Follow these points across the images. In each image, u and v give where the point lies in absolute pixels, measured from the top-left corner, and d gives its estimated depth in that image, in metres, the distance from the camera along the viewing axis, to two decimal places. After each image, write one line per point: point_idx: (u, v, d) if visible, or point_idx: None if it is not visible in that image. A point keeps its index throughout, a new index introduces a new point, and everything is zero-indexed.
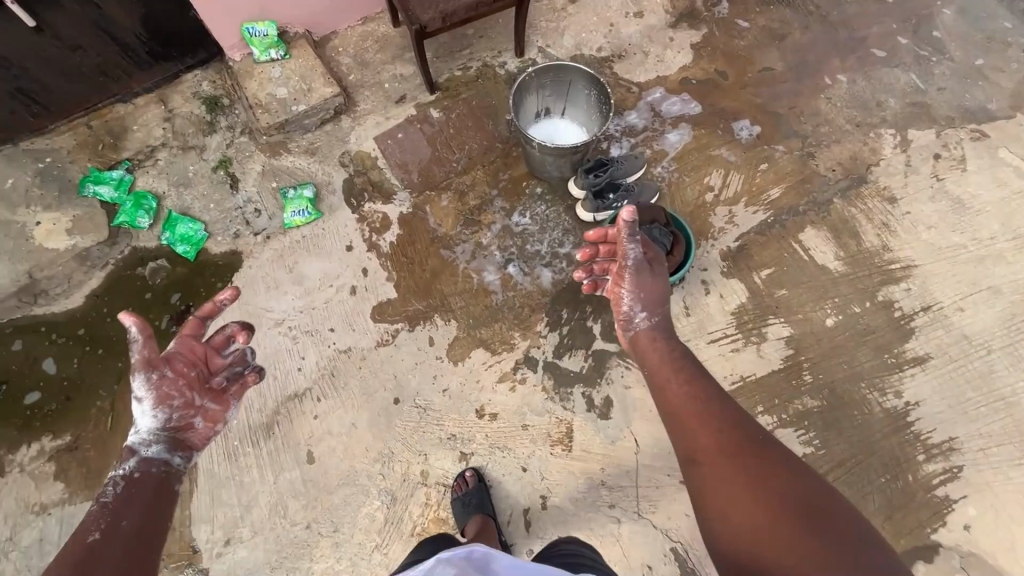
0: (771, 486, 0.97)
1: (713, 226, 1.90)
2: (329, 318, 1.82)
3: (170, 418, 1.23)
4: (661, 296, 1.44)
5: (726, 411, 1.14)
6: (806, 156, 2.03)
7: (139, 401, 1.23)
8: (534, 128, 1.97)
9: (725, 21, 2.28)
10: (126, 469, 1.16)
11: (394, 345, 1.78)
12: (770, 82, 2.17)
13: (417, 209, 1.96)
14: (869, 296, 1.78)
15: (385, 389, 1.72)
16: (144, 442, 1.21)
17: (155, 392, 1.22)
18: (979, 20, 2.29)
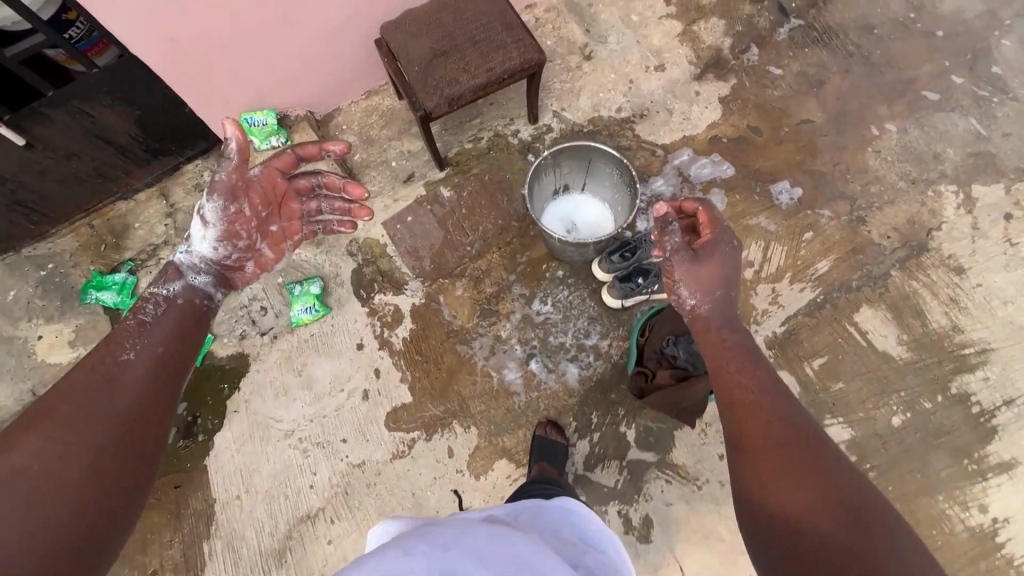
0: (807, 485, 0.95)
1: (756, 308, 1.72)
2: (341, 428, 1.70)
3: (222, 248, 1.34)
4: (715, 286, 1.33)
5: (785, 411, 1.11)
6: (856, 220, 1.83)
7: (202, 216, 1.32)
8: (552, 207, 1.82)
9: (756, 69, 2.09)
10: (172, 289, 1.30)
11: (410, 458, 1.65)
12: (810, 136, 1.98)
13: (430, 299, 1.83)
14: (941, 388, 1.58)
15: (402, 508, 1.61)
16: (193, 262, 1.34)
17: (223, 222, 1.32)
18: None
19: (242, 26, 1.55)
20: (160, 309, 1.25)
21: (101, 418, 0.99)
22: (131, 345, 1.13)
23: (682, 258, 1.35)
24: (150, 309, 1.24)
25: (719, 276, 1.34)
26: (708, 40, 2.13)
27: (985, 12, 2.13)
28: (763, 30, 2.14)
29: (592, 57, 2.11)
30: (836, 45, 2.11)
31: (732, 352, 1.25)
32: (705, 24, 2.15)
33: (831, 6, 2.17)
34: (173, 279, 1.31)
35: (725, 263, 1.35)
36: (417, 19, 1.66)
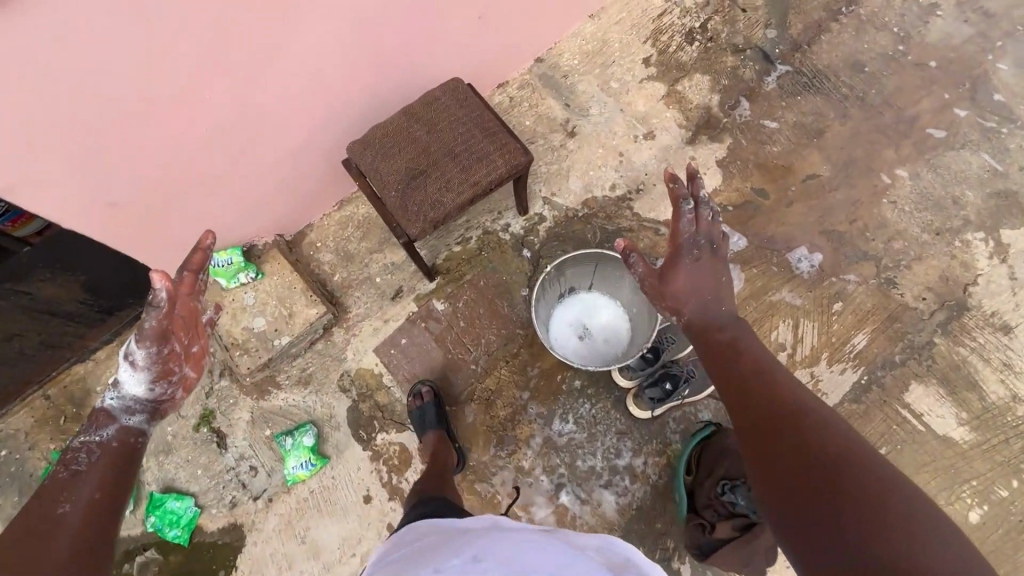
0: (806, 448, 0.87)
1: None
2: None
3: (162, 387, 1.07)
4: (691, 292, 1.23)
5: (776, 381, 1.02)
6: (888, 282, 1.69)
7: (129, 361, 1.04)
8: (560, 310, 1.66)
9: (750, 125, 1.97)
10: (102, 436, 0.99)
11: None
12: (820, 193, 1.85)
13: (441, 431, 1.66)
14: (1011, 471, 1.46)
15: None
16: (125, 403, 1.04)
17: (159, 361, 1.05)
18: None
19: (197, 175, 1.39)
20: (96, 457, 0.94)
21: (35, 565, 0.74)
22: (63, 493, 0.85)
23: (647, 274, 1.30)
24: (84, 454, 0.94)
25: (697, 280, 1.23)
26: (695, 99, 2.01)
27: (978, 34, 2.04)
28: (750, 81, 2.03)
29: (576, 133, 1.98)
30: (829, 88, 2.00)
31: (722, 338, 1.16)
32: (689, 82, 2.03)
33: (817, 46, 2.06)
34: (105, 424, 1.00)
35: (702, 266, 1.24)
36: (384, 134, 1.49)
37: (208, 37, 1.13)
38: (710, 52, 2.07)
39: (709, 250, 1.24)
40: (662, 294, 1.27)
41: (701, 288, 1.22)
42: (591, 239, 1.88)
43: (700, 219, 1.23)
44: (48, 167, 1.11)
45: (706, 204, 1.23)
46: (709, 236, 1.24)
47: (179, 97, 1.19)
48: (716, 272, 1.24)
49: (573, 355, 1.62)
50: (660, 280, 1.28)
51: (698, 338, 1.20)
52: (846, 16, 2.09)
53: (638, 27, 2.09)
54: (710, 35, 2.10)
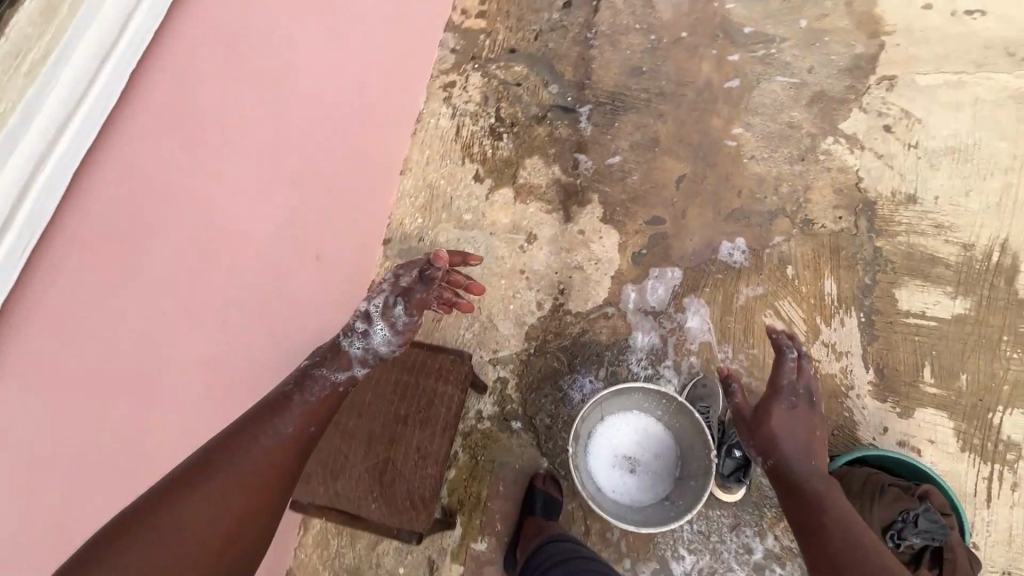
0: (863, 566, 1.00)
1: (835, 375, 1.59)
2: None
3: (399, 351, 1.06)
4: (787, 439, 1.19)
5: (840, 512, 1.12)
6: (806, 226, 1.78)
7: (389, 322, 1.03)
8: (594, 463, 1.49)
9: (600, 173, 2.00)
10: (336, 378, 1.02)
11: None
12: (697, 189, 1.91)
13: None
14: (1016, 306, 1.59)
15: None
16: (362, 353, 1.05)
17: (409, 329, 1.05)
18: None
19: (264, 334, 1.28)
20: (318, 398, 1.00)
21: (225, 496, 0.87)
22: (267, 423, 0.95)
23: (743, 407, 1.26)
24: (314, 387, 1.01)
25: (794, 431, 1.20)
26: (542, 185, 2.01)
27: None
28: (569, 138, 2.07)
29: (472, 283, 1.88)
30: (630, 102, 2.09)
31: (803, 479, 1.17)
32: (526, 174, 2.03)
33: (595, 75, 2.15)
34: (343, 367, 1.03)
35: (799, 417, 1.22)
36: (319, 466, 1.22)
37: (232, 171, 1.08)
38: (522, 135, 2.09)
39: (806, 402, 1.23)
40: (756, 433, 1.22)
41: (793, 441, 1.19)
42: (559, 364, 1.75)
43: (804, 373, 1.23)
44: (133, 405, 0.95)
45: (806, 356, 1.24)
46: (807, 388, 1.23)
47: (223, 250, 1.10)
48: (811, 429, 1.21)
49: (639, 492, 1.47)
50: (755, 418, 1.23)
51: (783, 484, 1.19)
52: (594, 38, 2.20)
53: (448, 158, 2.08)
54: (509, 123, 2.12)
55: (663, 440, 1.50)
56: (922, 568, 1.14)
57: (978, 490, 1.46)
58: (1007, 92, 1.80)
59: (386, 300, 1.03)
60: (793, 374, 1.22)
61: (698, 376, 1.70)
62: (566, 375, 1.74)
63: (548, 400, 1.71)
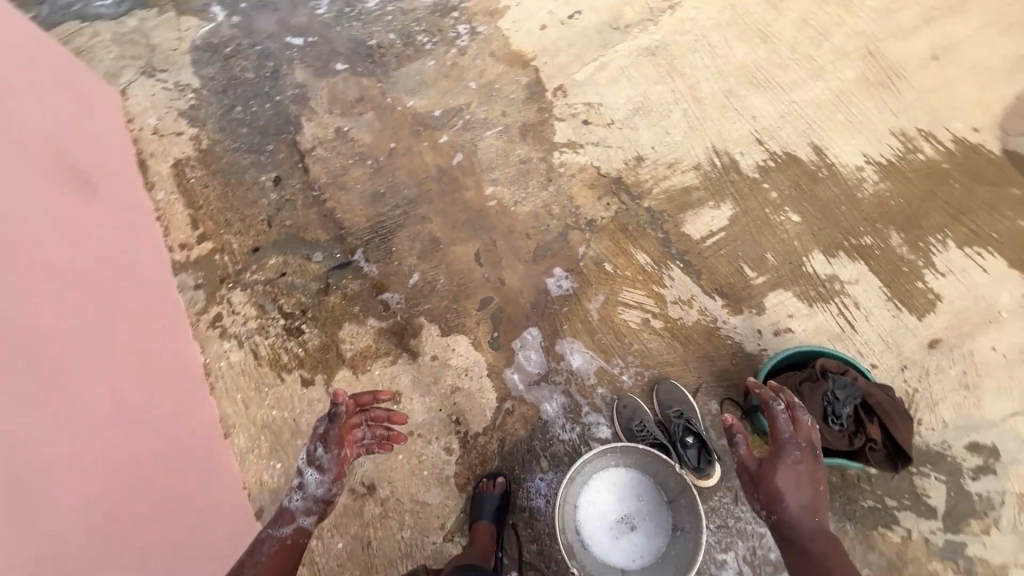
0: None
1: (699, 319, 1.78)
2: None
3: (330, 487, 1.42)
4: (791, 494, 1.17)
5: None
6: (592, 226, 1.97)
7: (317, 466, 1.44)
8: (602, 550, 1.45)
9: (411, 296, 1.98)
10: (282, 531, 1.36)
11: None
12: (496, 255, 1.99)
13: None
14: (756, 183, 1.92)
15: None
16: (305, 501, 1.42)
17: (331, 466, 1.43)
18: (425, 75, 2.33)
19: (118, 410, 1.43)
20: (267, 547, 1.32)
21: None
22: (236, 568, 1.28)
23: (748, 461, 1.22)
24: (265, 543, 1.33)
25: (798, 485, 1.18)
26: (371, 344, 1.93)
27: (374, 105, 2.31)
28: (364, 287, 2.02)
29: (376, 481, 1.70)
30: (392, 223, 2.12)
31: (809, 538, 1.15)
32: (351, 346, 1.95)
33: (345, 220, 2.15)
34: (289, 521, 1.38)
35: (801, 472, 1.19)
36: None
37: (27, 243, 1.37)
38: (320, 316, 2.00)
39: (808, 455, 1.21)
40: (763, 487, 1.19)
41: (795, 492, 1.18)
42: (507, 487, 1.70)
43: (800, 423, 1.22)
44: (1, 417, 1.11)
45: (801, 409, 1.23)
46: (806, 440, 1.21)
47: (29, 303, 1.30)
48: (816, 483, 1.19)
49: (654, 539, 1.45)
50: (761, 475, 1.20)
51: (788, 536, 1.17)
52: (322, 192, 2.20)
53: (268, 385, 1.93)
54: (301, 313, 2.02)
55: (637, 480, 1.50)
56: (867, 425, 1.28)
57: (842, 325, 1.70)
58: (636, 49, 2.21)
59: (309, 450, 1.44)
60: (789, 427, 1.21)
61: (614, 401, 1.73)
62: (516, 494, 1.68)
63: (521, 530, 1.66)
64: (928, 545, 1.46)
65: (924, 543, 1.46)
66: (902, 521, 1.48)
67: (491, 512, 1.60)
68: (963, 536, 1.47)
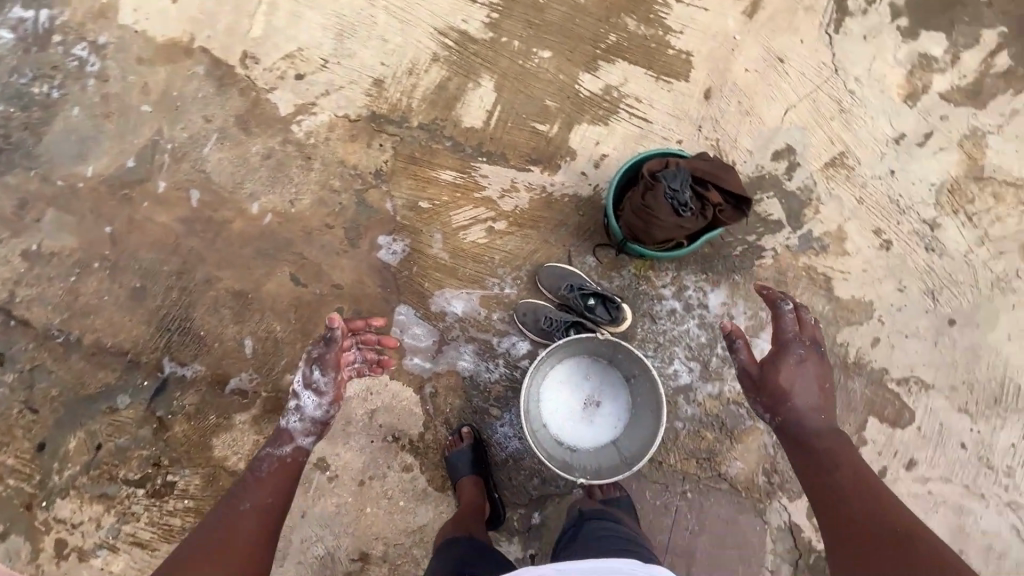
0: (890, 526, 0.99)
1: (532, 197, 1.71)
2: (960, 480, 1.43)
3: (328, 409, 1.42)
4: (800, 392, 1.20)
5: (860, 467, 1.12)
6: (383, 176, 1.78)
7: (314, 389, 1.40)
8: (590, 441, 1.47)
9: (254, 362, 1.73)
10: (282, 450, 1.39)
11: (922, 390, 1.48)
12: (313, 266, 1.77)
13: (757, 484, 1.50)
14: (494, 42, 1.79)
15: (962, 360, 1.48)
16: (303, 422, 1.42)
17: (329, 388, 1.41)
18: (81, 131, 1.81)
19: None
20: (266, 466, 1.37)
21: (219, 559, 1.16)
22: (240, 496, 1.31)
23: (753, 365, 1.26)
24: (264, 463, 1.38)
25: (805, 383, 1.21)
26: (256, 442, 1.69)
27: (47, 200, 1.78)
28: (199, 389, 1.72)
29: (366, 546, 1.55)
30: (177, 308, 1.76)
31: (816, 432, 1.19)
32: (232, 456, 1.68)
33: (127, 342, 1.74)
34: (288, 439, 1.41)
35: (807, 369, 1.22)
36: None
37: None
38: (178, 455, 1.67)
39: (813, 353, 1.24)
40: (767, 389, 1.23)
41: (800, 390, 1.21)
42: None
43: (804, 323, 1.25)
44: None
45: (800, 306, 1.26)
46: (812, 338, 1.25)
47: None
48: (823, 380, 1.22)
49: (624, 401, 1.48)
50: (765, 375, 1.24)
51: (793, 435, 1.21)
52: (73, 333, 1.74)
53: None
54: (155, 467, 1.67)
55: (581, 362, 1.52)
56: (707, 194, 1.33)
57: (639, 118, 1.71)
58: None
59: (305, 373, 1.40)
60: (795, 326, 1.25)
61: (513, 314, 1.66)
62: (491, 454, 1.59)
63: (519, 476, 1.57)
64: (789, 251, 1.57)
65: (786, 251, 1.57)
66: (765, 244, 1.57)
67: (469, 465, 1.52)
68: (805, 226, 1.57)
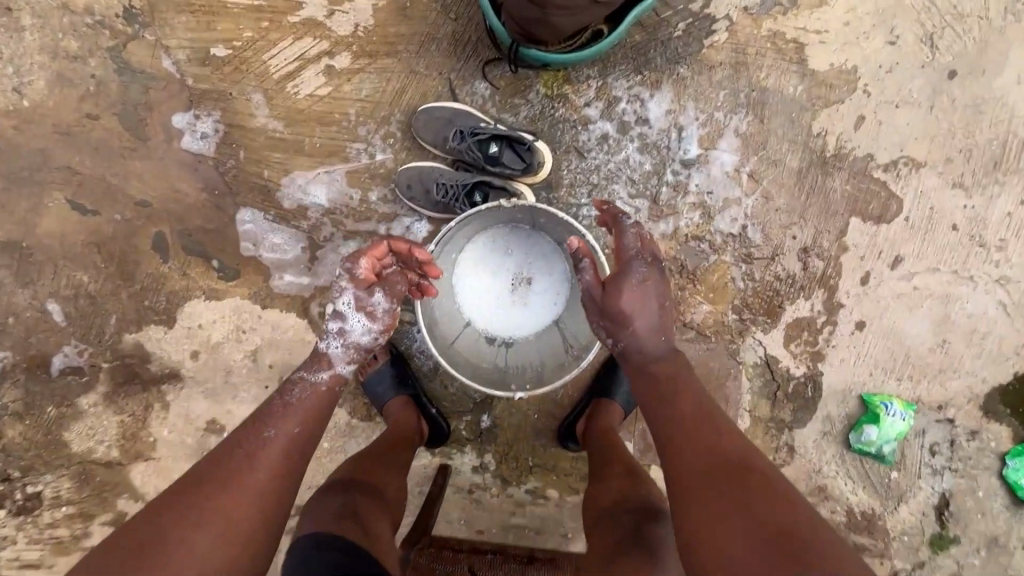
0: (761, 505, 0.64)
1: (376, 5, 1.12)
2: (948, 266, 1.23)
3: (380, 338, 0.96)
4: (645, 314, 0.88)
5: (703, 405, 0.81)
6: (139, 17, 1.14)
7: (364, 310, 0.94)
8: (527, 324, 1.16)
9: (77, 330, 1.26)
10: (317, 376, 0.91)
11: (913, 172, 1.19)
12: (95, 181, 1.21)
13: (728, 325, 1.26)
14: None
15: (961, 123, 1.17)
16: (346, 348, 0.94)
17: (386, 312, 0.95)
18: None
19: None
20: (299, 392, 0.89)
21: (225, 502, 0.75)
22: (273, 417, 0.85)
23: (596, 287, 0.90)
24: (297, 389, 0.89)
25: (652, 303, 0.89)
26: (120, 423, 1.29)
27: None
28: (16, 380, 1.27)
29: (300, 499, 1.31)
30: None
31: (655, 364, 0.87)
32: (100, 446, 1.29)
33: None
34: (319, 367, 0.92)
35: (655, 288, 0.90)
36: None
37: None
38: (21, 462, 1.28)
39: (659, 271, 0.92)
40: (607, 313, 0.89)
41: (649, 313, 0.88)
42: None
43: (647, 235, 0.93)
44: None
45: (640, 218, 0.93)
46: (655, 253, 0.92)
47: None
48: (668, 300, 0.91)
49: (556, 264, 1.15)
50: (609, 302, 0.88)
51: (635, 373, 0.88)
52: None
53: None
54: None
55: (492, 228, 1.14)
56: None
57: None
58: None
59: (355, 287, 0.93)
60: (635, 241, 0.91)
61: (396, 190, 1.19)
62: (417, 366, 1.28)
63: (455, 383, 1.29)
64: (749, 15, 1.12)
65: (744, 18, 1.12)
66: (716, 13, 1.11)
67: (391, 385, 1.21)
68: None
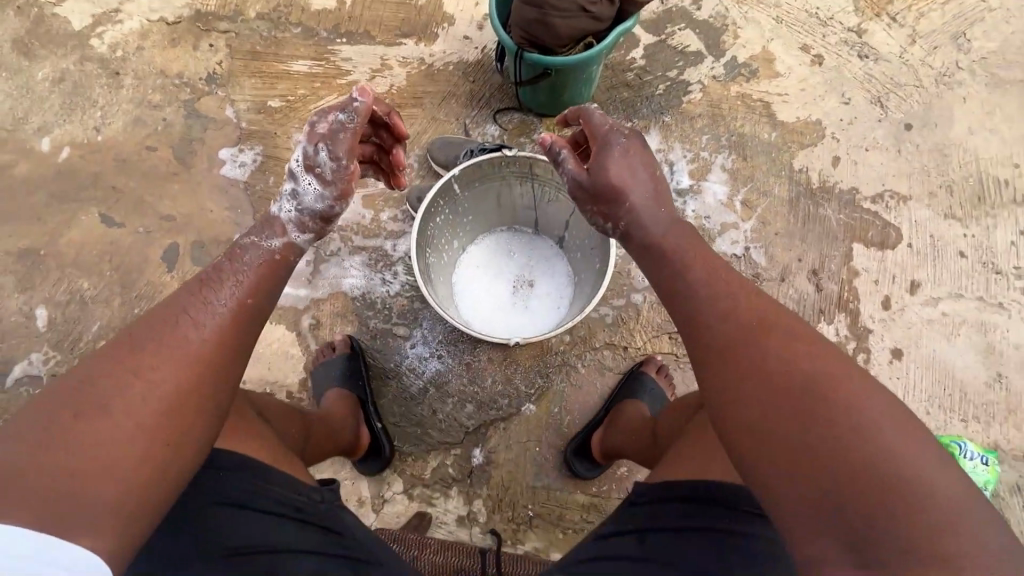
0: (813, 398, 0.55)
1: (410, 72, 1.37)
2: (970, 294, 1.18)
3: (330, 204, 0.80)
4: (636, 184, 0.79)
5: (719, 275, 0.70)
6: (217, 80, 1.40)
7: (315, 169, 0.80)
8: (529, 328, 1.08)
9: (55, 336, 1.21)
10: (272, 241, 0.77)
11: (900, 205, 1.25)
12: (132, 199, 1.31)
13: None
14: None
15: (932, 165, 1.27)
16: (298, 215, 0.80)
17: (338, 169, 0.80)
18: None
19: None
20: (251, 253, 0.74)
21: (163, 366, 0.60)
22: (218, 280, 0.70)
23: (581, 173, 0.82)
24: (246, 254, 0.74)
25: (638, 174, 0.80)
26: None
27: None
28: None
29: None
30: None
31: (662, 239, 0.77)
32: None
33: None
34: (270, 232, 0.77)
35: (636, 158, 0.81)
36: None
37: None
38: None
39: (637, 142, 0.84)
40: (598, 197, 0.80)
41: (637, 182, 0.79)
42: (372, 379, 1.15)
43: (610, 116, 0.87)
44: None
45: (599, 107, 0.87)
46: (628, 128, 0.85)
47: None
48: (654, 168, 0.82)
49: (561, 273, 1.13)
50: (599, 184, 0.80)
51: (641, 254, 0.79)
52: None
53: None
54: None
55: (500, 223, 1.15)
56: None
57: None
58: None
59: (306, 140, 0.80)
60: (603, 120, 0.84)
61: (406, 208, 1.25)
62: (403, 386, 1.14)
63: (445, 406, 1.12)
64: (718, 82, 1.34)
65: (714, 83, 1.34)
66: (689, 79, 1.34)
67: (341, 375, 1.09)
68: (728, 53, 1.35)
